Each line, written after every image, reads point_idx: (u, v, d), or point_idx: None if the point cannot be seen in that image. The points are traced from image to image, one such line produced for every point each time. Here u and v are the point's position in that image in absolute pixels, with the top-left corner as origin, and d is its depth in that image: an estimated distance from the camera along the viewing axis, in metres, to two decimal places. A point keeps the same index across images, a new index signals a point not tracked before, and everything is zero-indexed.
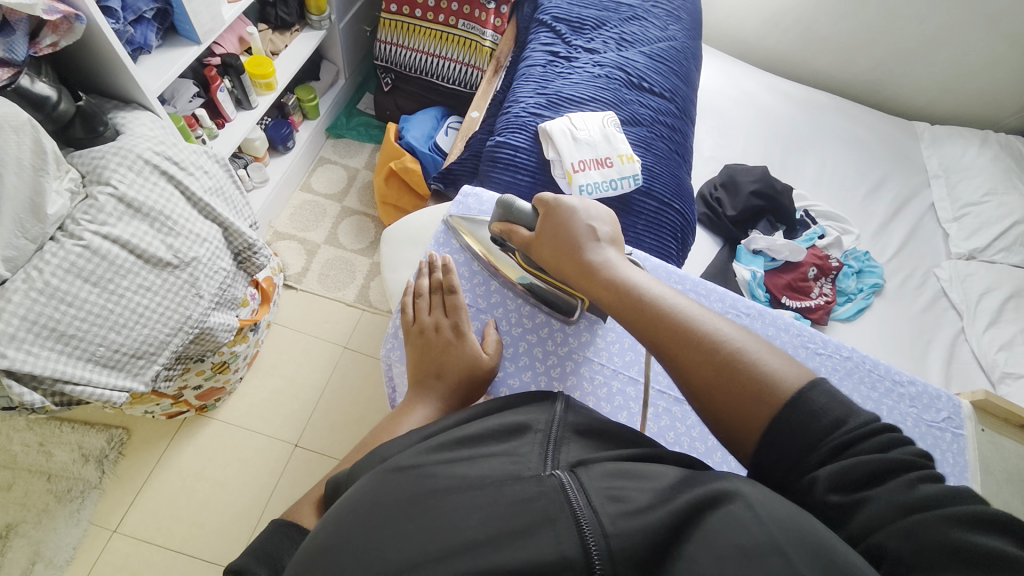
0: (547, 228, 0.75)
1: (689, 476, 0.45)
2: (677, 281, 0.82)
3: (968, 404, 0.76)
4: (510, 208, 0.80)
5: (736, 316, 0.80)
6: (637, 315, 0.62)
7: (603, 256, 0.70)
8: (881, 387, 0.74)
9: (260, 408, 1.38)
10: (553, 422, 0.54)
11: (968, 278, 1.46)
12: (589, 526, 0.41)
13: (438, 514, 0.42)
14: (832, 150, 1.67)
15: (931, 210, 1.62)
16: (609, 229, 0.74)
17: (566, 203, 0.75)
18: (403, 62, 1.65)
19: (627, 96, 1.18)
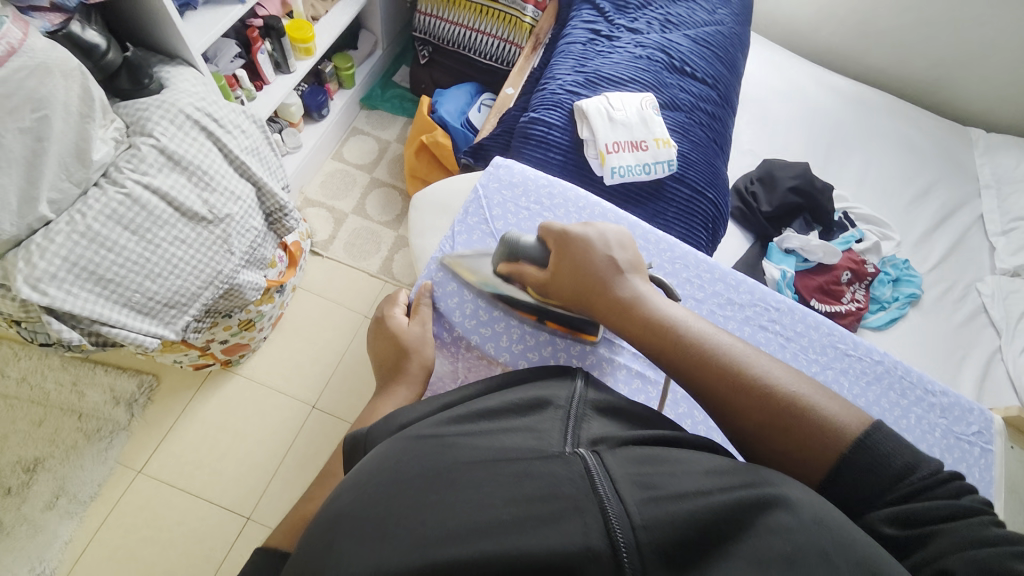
0: (564, 263, 0.71)
1: (726, 471, 0.43)
2: (707, 270, 0.78)
3: (1001, 420, 0.73)
4: (516, 248, 0.75)
5: (766, 311, 0.76)
6: (677, 360, 0.61)
7: (632, 290, 0.67)
8: (911, 395, 0.71)
9: (280, 368, 1.42)
10: (574, 399, 0.54)
11: (1011, 295, 1.39)
12: (619, 514, 0.38)
13: (462, 486, 0.41)
14: (879, 152, 1.59)
15: (979, 221, 1.54)
16: (627, 257, 0.71)
17: (578, 235, 0.72)
18: (441, 35, 1.63)
19: (668, 80, 1.14)
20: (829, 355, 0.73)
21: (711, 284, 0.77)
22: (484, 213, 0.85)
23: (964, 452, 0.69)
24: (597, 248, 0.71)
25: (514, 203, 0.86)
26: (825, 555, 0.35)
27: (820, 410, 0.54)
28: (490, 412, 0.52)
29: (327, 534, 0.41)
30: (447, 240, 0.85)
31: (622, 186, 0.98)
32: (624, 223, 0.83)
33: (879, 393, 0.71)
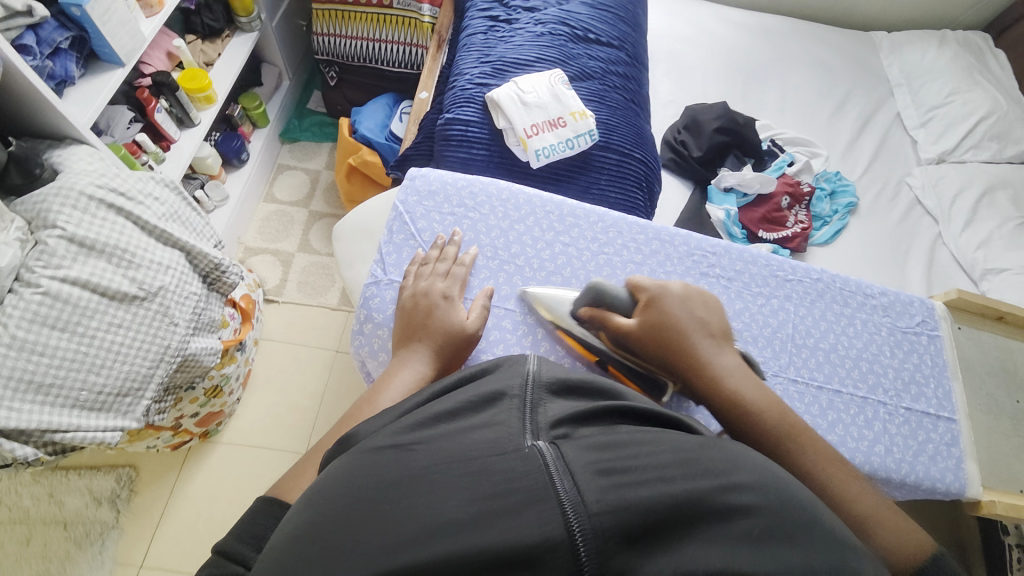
0: (654, 313, 0.66)
1: (697, 449, 0.40)
2: (640, 232, 0.80)
3: (942, 305, 0.77)
4: (603, 294, 0.69)
5: (702, 257, 0.77)
6: (760, 437, 0.59)
7: (723, 365, 0.63)
8: (854, 302, 0.74)
9: (262, 424, 1.39)
10: (529, 385, 0.50)
11: (940, 182, 1.47)
12: (574, 503, 0.35)
13: (416, 495, 0.37)
14: (792, 76, 1.64)
15: (897, 120, 1.61)
16: (722, 321, 0.67)
17: (672, 295, 0.67)
18: (344, 53, 1.58)
19: (574, 51, 1.14)
20: (771, 285, 0.74)
21: (646, 244, 0.78)
22: (409, 229, 0.80)
23: (912, 343, 0.73)
24: (693, 306, 0.67)
25: (438, 210, 0.81)
26: (788, 532, 0.35)
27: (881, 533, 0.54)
28: (444, 417, 0.48)
29: (274, 560, 0.37)
30: (377, 265, 0.78)
31: (551, 166, 0.97)
32: (550, 205, 0.82)
33: (824, 308, 0.74)
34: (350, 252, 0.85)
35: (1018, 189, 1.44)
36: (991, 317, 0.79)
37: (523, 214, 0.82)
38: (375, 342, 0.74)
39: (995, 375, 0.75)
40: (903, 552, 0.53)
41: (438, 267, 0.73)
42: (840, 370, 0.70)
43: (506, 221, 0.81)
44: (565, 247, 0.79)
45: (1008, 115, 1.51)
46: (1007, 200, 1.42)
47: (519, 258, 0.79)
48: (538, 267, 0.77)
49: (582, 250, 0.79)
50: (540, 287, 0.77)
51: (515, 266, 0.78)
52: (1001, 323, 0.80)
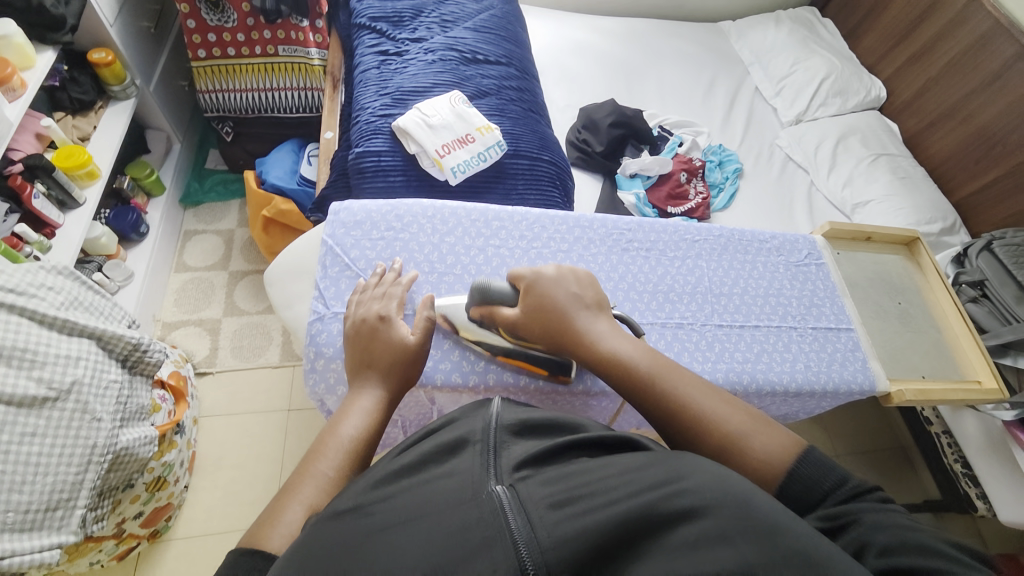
0: (533, 299, 0.70)
1: (645, 468, 0.42)
2: (561, 223, 0.84)
3: (821, 237, 0.90)
4: (487, 291, 0.72)
5: (621, 235, 0.83)
6: (636, 381, 0.64)
7: (595, 329, 0.68)
8: (753, 249, 0.85)
9: (222, 505, 1.28)
10: (489, 429, 0.50)
11: (803, 138, 1.70)
12: (526, 542, 0.38)
13: (384, 550, 0.40)
14: (664, 69, 1.84)
15: (757, 93, 1.85)
16: (594, 291, 0.72)
17: (539, 275, 0.72)
18: (238, 106, 1.55)
19: (467, 72, 1.21)
20: (682, 248, 0.82)
21: (569, 233, 0.82)
22: (343, 260, 0.79)
23: (805, 274, 0.84)
24: (568, 285, 0.72)
25: (368, 238, 0.82)
26: (733, 533, 0.37)
27: (755, 443, 0.57)
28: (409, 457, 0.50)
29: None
30: (317, 301, 0.77)
31: (468, 181, 1.01)
32: (475, 213, 0.84)
33: (730, 259, 0.83)
34: (283, 297, 0.82)
35: (865, 131, 1.66)
36: (863, 239, 0.92)
37: (452, 227, 0.83)
38: (329, 377, 0.73)
39: (875, 285, 0.87)
40: (769, 454, 0.56)
41: (376, 290, 0.73)
42: (754, 309, 0.79)
43: (437, 236, 0.82)
44: (497, 249, 0.82)
45: (844, 72, 1.76)
46: (858, 143, 1.63)
47: (456, 267, 0.80)
48: (475, 271, 0.79)
49: (513, 249, 0.82)
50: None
51: (454, 275, 0.79)
52: (872, 242, 0.92)
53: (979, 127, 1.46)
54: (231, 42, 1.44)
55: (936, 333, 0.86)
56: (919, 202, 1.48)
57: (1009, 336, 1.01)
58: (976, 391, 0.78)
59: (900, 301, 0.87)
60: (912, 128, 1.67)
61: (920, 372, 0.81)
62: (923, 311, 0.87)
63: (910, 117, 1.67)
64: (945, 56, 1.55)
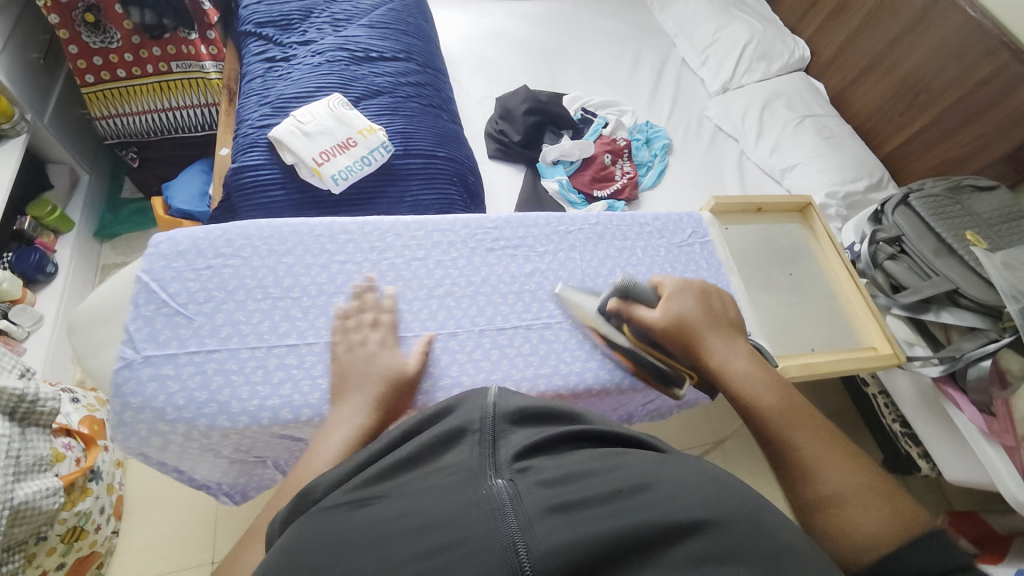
0: (677, 310, 0.70)
1: (653, 474, 0.40)
2: (420, 230, 0.78)
3: (707, 212, 0.87)
4: (630, 290, 0.72)
5: (487, 234, 0.81)
6: (763, 413, 0.63)
7: (726, 355, 0.68)
8: (631, 233, 0.81)
9: (157, 546, 1.23)
10: (490, 416, 0.46)
11: (730, 106, 1.66)
12: (523, 543, 0.35)
13: (365, 553, 0.36)
14: (586, 49, 1.79)
15: (683, 64, 1.82)
16: (736, 314, 0.73)
17: (677, 291, 0.73)
18: (137, 130, 1.46)
19: (358, 72, 1.14)
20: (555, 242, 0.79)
21: (426, 239, 0.77)
22: (160, 296, 0.67)
23: (687, 254, 0.82)
24: (711, 304, 0.73)
25: (193, 269, 0.69)
26: (740, 557, 0.35)
27: (864, 515, 0.53)
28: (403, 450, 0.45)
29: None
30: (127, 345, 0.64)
31: (353, 187, 0.95)
32: (320, 229, 0.76)
33: (604, 246, 0.81)
34: (81, 343, 0.67)
35: (790, 95, 1.62)
36: (753, 211, 0.91)
37: (290, 246, 0.73)
38: (140, 429, 0.62)
39: (761, 258, 0.86)
40: (882, 534, 0.51)
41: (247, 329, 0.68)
42: None
43: (272, 257, 0.72)
44: (342, 266, 0.73)
45: (766, 35, 1.73)
46: (783, 107, 1.60)
47: (293, 290, 0.71)
48: (315, 292, 0.70)
49: (360, 264, 0.74)
50: (318, 313, 0.70)
51: (291, 299, 0.69)
52: (762, 214, 0.91)
53: (901, 78, 1.43)
54: (118, 62, 1.35)
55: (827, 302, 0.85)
56: (845, 162, 1.45)
57: (932, 291, 0.97)
58: (866, 358, 0.77)
59: (790, 272, 0.87)
60: (837, 86, 1.65)
61: (810, 345, 0.79)
62: (815, 279, 0.87)
63: (835, 75, 1.64)
64: (864, 6, 1.52)
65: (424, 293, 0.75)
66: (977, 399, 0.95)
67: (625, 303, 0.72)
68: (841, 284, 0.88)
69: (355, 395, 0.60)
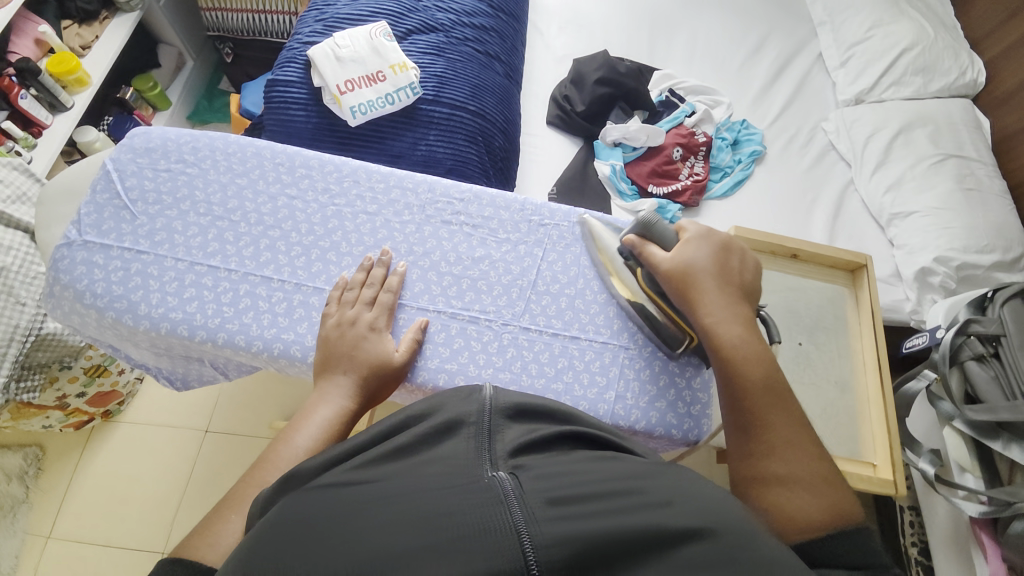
0: (687, 257, 0.57)
1: (647, 476, 0.39)
2: (378, 180, 0.64)
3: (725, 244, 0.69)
4: (651, 226, 0.59)
5: (449, 206, 0.64)
6: (745, 384, 0.53)
7: (726, 314, 0.55)
8: (616, 245, 0.65)
9: (166, 403, 1.40)
10: (485, 412, 0.45)
11: (855, 124, 1.36)
12: (526, 526, 0.32)
13: (373, 521, 0.33)
14: (703, 22, 1.54)
15: (818, 61, 1.51)
16: (755, 278, 0.59)
17: (699, 239, 0.59)
18: (234, 27, 1.55)
19: (420, 4, 1.07)
20: (522, 233, 0.64)
21: (381, 193, 0.62)
22: (116, 188, 0.59)
23: None
24: (729, 259, 0.59)
25: (155, 168, 0.61)
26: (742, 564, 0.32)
27: (800, 496, 0.47)
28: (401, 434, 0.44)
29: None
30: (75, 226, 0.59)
31: (372, 124, 0.93)
32: (282, 155, 0.63)
33: (579, 254, 0.64)
34: (41, 216, 0.63)
35: (940, 125, 1.29)
36: (786, 256, 0.77)
37: (249, 167, 0.62)
38: (64, 305, 0.56)
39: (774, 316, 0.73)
40: (812, 519, 0.46)
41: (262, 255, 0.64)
42: (585, 316, 0.62)
43: (227, 174, 0.61)
44: (289, 201, 0.61)
45: (935, 44, 1.37)
46: (924, 138, 1.28)
47: (236, 214, 0.60)
48: (252, 221, 0.59)
49: (309, 203, 0.61)
50: (252, 243, 0.59)
51: (227, 222, 0.59)
52: (797, 263, 0.77)
53: None
54: None
55: (834, 392, 0.73)
56: (976, 224, 1.15)
57: (1007, 416, 0.76)
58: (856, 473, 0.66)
59: (802, 342, 0.75)
60: (1009, 128, 1.28)
61: None
62: (828, 359, 0.74)
63: (1010, 113, 1.28)
64: None
65: (356, 251, 0.60)
66: (1008, 557, 0.76)
67: (643, 241, 0.59)
68: (865, 374, 0.73)
69: (341, 376, 0.53)
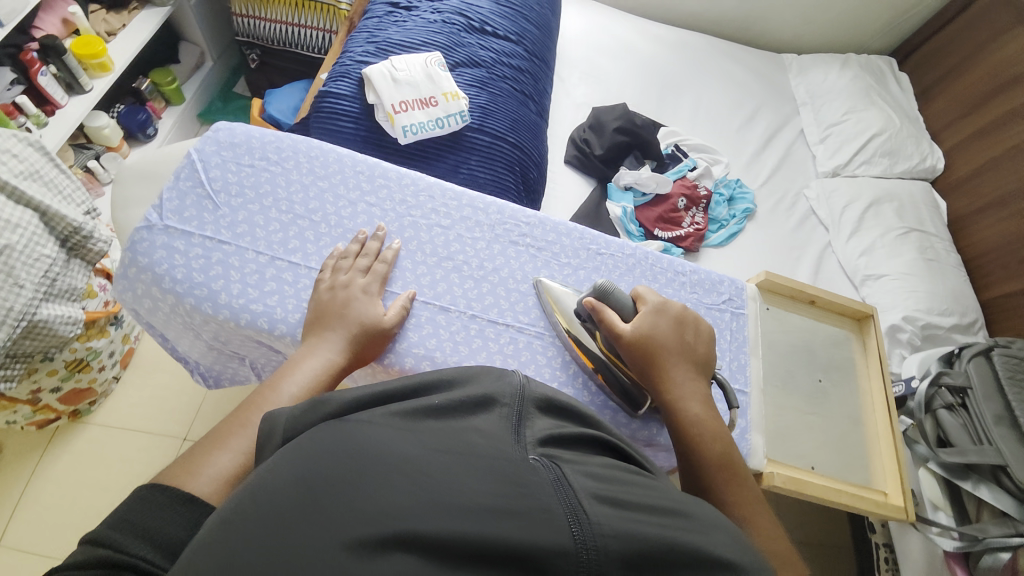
0: (649, 328, 0.61)
1: (683, 497, 0.39)
2: (453, 197, 0.69)
3: (754, 286, 0.81)
4: (609, 294, 0.62)
5: (515, 227, 0.71)
6: (704, 457, 0.57)
7: (683, 390, 0.60)
8: (662, 278, 0.72)
9: (143, 407, 1.32)
10: (520, 395, 0.44)
11: (833, 193, 1.52)
12: (580, 517, 0.33)
13: (420, 486, 0.33)
14: (704, 89, 1.70)
15: (801, 135, 1.69)
16: (708, 352, 0.63)
17: (662, 312, 0.63)
18: (265, 35, 1.56)
19: (465, 39, 1.14)
20: (580, 258, 0.71)
21: (455, 209, 0.68)
22: (200, 178, 0.63)
23: (715, 320, 0.74)
24: (686, 331, 0.63)
25: (236, 161, 0.65)
26: None
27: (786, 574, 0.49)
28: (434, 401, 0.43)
29: (231, 548, 0.31)
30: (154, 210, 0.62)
31: (419, 144, 0.97)
32: (361, 165, 0.68)
33: (631, 283, 0.71)
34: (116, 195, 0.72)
35: (903, 202, 1.48)
36: (804, 301, 0.86)
37: (330, 172, 0.66)
38: (137, 287, 0.60)
39: (794, 354, 0.80)
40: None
41: (359, 262, 0.62)
42: None
43: (310, 177, 0.65)
44: (369, 207, 0.66)
45: (900, 132, 1.58)
46: (891, 211, 1.46)
47: (316, 214, 0.64)
48: (335, 223, 0.64)
49: (387, 211, 0.67)
50: (332, 243, 0.63)
51: (309, 222, 0.63)
52: (814, 307, 0.86)
53: None
54: None
55: (849, 426, 0.79)
56: (936, 290, 1.31)
57: (976, 459, 0.85)
58: (871, 499, 0.73)
59: (821, 378, 0.81)
60: (961, 210, 1.48)
61: (811, 462, 0.74)
62: (844, 400, 0.81)
63: (962, 197, 1.49)
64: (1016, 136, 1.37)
65: (430, 261, 0.66)
66: None
67: (600, 306, 0.62)
68: (874, 412, 0.81)
69: (332, 333, 0.56)
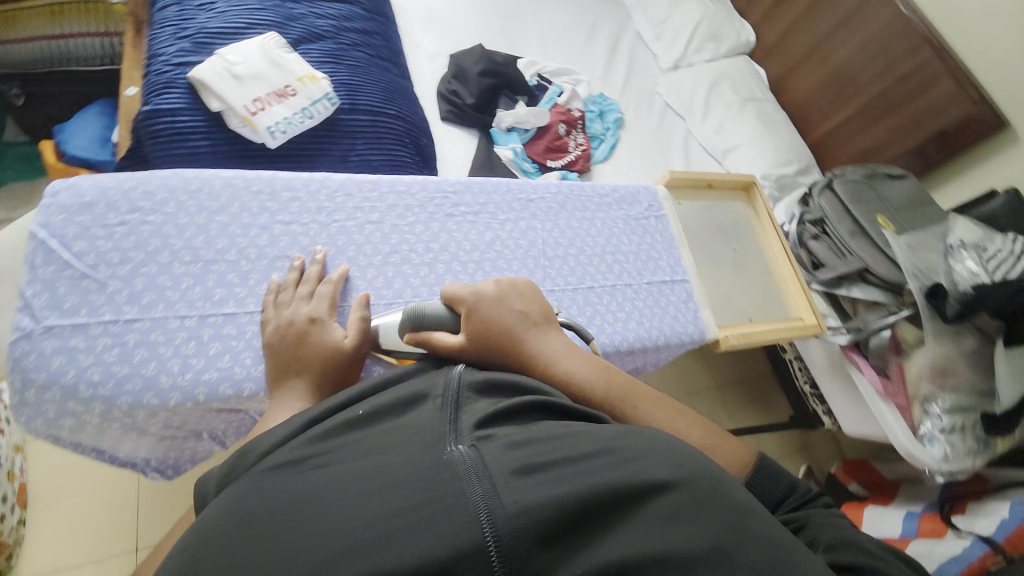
0: (478, 325, 0.55)
1: (619, 432, 0.37)
2: (371, 189, 0.73)
3: (663, 187, 0.92)
4: (420, 316, 0.56)
5: (445, 198, 0.76)
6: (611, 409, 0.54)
7: (552, 356, 0.56)
8: (591, 205, 0.84)
9: (61, 540, 1.10)
10: (453, 383, 0.41)
11: (680, 84, 1.69)
12: (489, 505, 0.30)
13: (323, 526, 0.30)
14: (544, 12, 1.72)
15: (637, 37, 1.80)
16: (545, 304, 0.60)
17: (481, 298, 0.57)
18: (19, 60, 1.22)
19: (294, 10, 1.00)
20: (516, 208, 0.78)
21: (380, 200, 0.72)
22: (63, 257, 0.60)
23: (645, 228, 0.86)
24: (514, 299, 0.59)
25: (103, 224, 0.62)
26: (706, 510, 0.33)
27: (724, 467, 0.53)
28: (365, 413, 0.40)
29: None
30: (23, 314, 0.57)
31: (294, 142, 0.87)
32: (257, 183, 0.68)
33: (566, 219, 0.81)
34: None
35: (735, 78, 1.68)
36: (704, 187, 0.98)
37: (224, 202, 0.66)
38: (48, 409, 0.56)
39: (710, 231, 0.94)
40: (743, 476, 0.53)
41: (299, 290, 0.61)
42: (590, 268, 0.79)
43: (202, 214, 0.65)
44: (285, 227, 0.68)
45: (716, 16, 1.77)
46: (728, 88, 1.66)
47: (230, 253, 0.64)
48: (254, 256, 0.65)
49: (307, 225, 0.69)
50: (260, 278, 0.64)
51: (225, 263, 0.63)
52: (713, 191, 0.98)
53: (833, 68, 1.57)
54: None
55: (767, 279, 0.95)
56: (778, 146, 1.56)
57: (844, 269, 1.09)
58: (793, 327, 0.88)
59: (735, 247, 0.95)
60: (777, 72, 1.74)
61: (747, 316, 0.89)
62: (754, 257, 0.96)
63: (776, 61, 1.74)
64: None
65: (376, 260, 0.69)
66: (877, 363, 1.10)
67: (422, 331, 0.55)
68: (779, 263, 0.97)
69: (295, 382, 0.53)
